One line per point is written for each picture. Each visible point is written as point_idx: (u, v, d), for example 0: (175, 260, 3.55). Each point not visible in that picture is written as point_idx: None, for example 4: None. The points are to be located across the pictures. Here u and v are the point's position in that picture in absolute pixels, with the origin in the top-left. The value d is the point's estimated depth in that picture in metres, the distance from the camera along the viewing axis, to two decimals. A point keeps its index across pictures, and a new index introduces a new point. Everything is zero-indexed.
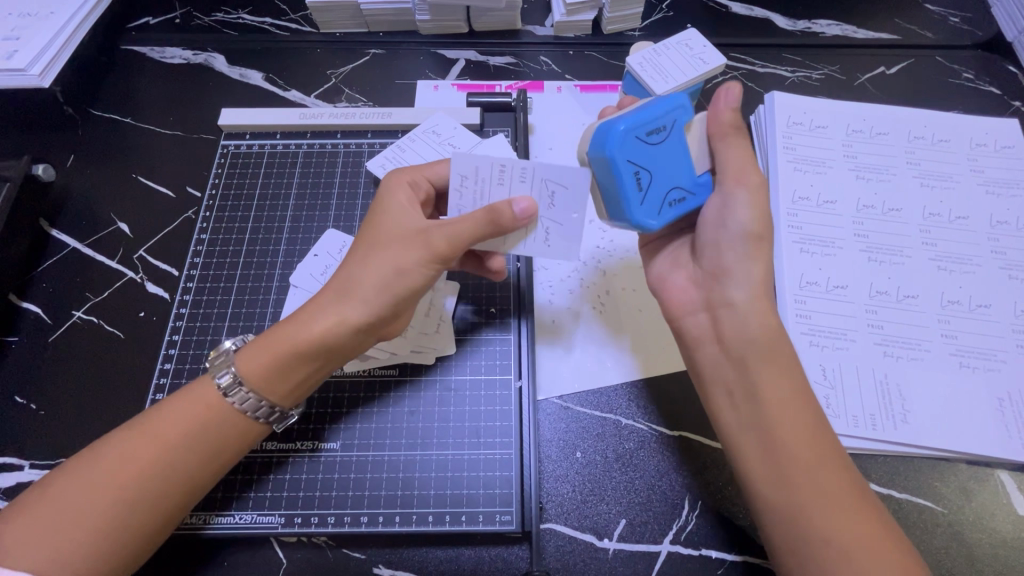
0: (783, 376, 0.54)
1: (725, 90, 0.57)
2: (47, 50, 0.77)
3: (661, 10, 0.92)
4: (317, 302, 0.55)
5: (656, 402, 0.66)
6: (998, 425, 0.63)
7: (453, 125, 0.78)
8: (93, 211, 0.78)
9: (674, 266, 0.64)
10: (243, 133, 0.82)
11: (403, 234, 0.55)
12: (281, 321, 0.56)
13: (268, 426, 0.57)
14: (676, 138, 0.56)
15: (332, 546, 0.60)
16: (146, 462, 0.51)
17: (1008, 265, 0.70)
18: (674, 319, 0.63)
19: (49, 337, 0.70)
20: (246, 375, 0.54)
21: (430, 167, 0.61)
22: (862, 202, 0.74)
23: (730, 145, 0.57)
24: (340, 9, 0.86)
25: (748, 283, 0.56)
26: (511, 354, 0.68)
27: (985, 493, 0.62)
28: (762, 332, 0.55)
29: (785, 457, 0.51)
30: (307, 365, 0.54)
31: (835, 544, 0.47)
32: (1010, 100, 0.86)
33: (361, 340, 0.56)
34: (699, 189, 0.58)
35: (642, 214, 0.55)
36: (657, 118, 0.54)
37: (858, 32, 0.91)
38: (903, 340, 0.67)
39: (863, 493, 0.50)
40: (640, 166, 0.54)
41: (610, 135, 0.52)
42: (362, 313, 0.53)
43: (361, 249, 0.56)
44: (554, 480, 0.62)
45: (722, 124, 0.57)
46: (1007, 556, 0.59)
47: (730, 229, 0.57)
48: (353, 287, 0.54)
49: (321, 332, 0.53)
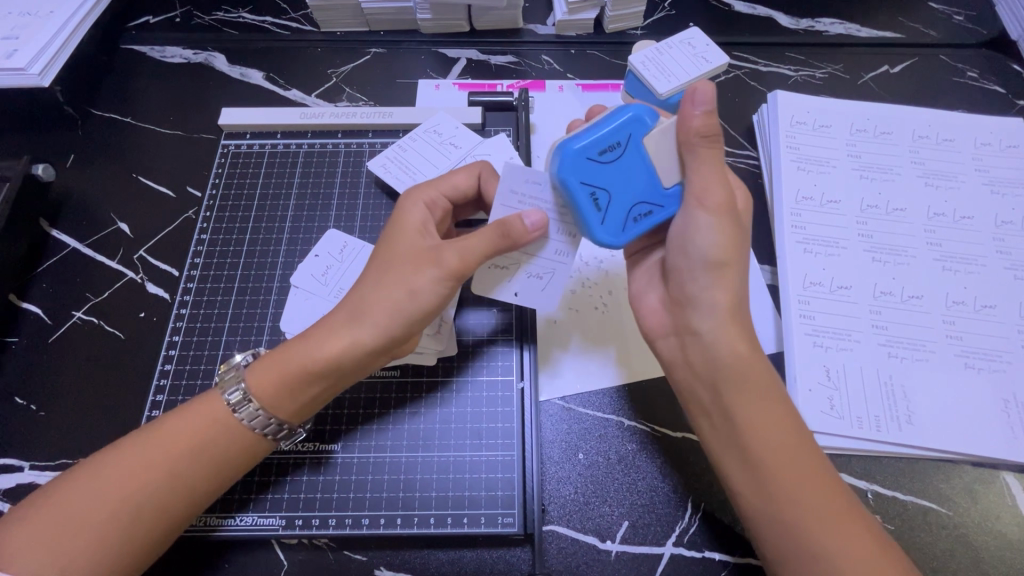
0: (756, 401, 0.53)
1: (694, 93, 0.51)
2: (46, 50, 0.76)
3: (664, 8, 0.91)
4: (326, 323, 0.55)
5: (658, 403, 0.65)
6: (1003, 426, 0.62)
7: (454, 125, 0.78)
8: (93, 211, 0.77)
9: (649, 284, 0.64)
10: (243, 133, 0.81)
11: (416, 251, 0.55)
12: (293, 338, 0.56)
13: (275, 442, 0.56)
14: (634, 152, 0.53)
15: (333, 547, 0.60)
16: (152, 474, 0.51)
17: (1013, 265, 0.70)
18: (650, 340, 0.62)
19: (49, 337, 0.70)
20: (257, 396, 0.53)
21: (444, 180, 0.61)
22: (866, 202, 0.74)
23: (699, 155, 0.52)
24: (340, 8, 0.86)
25: (713, 311, 0.54)
26: (513, 356, 0.68)
27: (990, 495, 0.62)
28: (732, 359, 0.53)
29: (766, 481, 0.50)
30: (311, 388, 0.54)
31: (825, 562, 0.47)
32: (1014, 99, 0.85)
33: (371, 363, 0.55)
34: (666, 202, 0.55)
35: (602, 234, 0.54)
36: (606, 137, 0.52)
37: (861, 31, 0.90)
38: (907, 341, 0.67)
39: (852, 511, 0.49)
40: (595, 186, 0.53)
41: (560, 157, 0.52)
42: (368, 336, 0.53)
43: (376, 267, 0.56)
44: (557, 482, 0.62)
45: (690, 133, 0.52)
46: (1012, 558, 0.59)
47: (694, 255, 0.55)
48: (364, 306, 0.53)
49: (328, 354, 0.53)
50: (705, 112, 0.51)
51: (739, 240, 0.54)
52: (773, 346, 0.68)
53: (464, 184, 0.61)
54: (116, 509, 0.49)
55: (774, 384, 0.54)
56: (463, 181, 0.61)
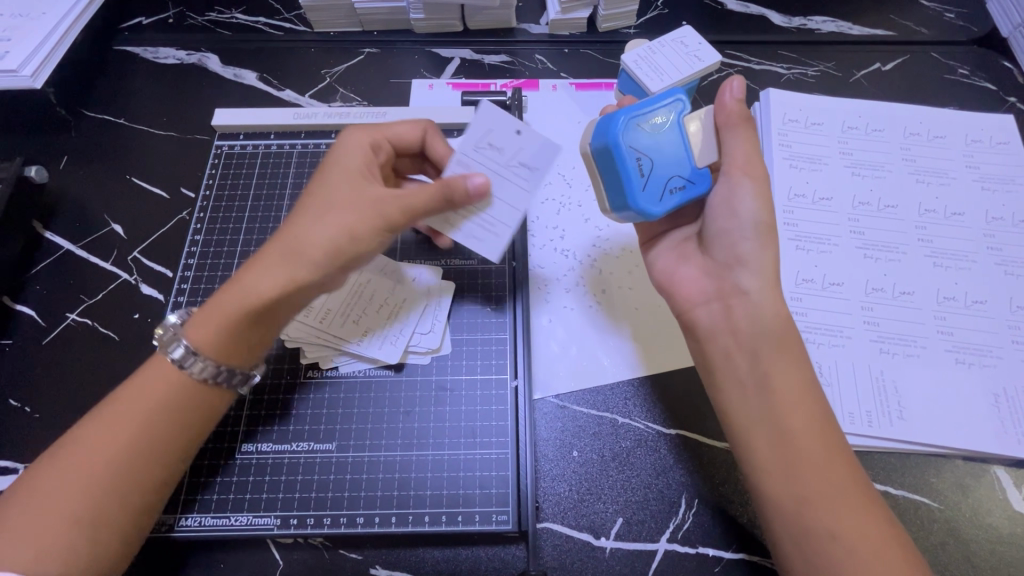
0: (792, 370, 0.54)
1: (729, 85, 0.56)
2: (39, 52, 0.76)
3: (657, 6, 0.92)
4: (255, 264, 0.53)
5: (652, 398, 0.66)
6: (993, 421, 0.63)
7: (514, 130, 0.57)
8: (88, 213, 0.78)
9: (681, 260, 0.64)
10: (237, 133, 0.81)
11: (355, 195, 0.54)
12: (223, 288, 0.54)
13: (234, 390, 0.57)
14: (676, 129, 0.57)
15: (329, 546, 0.60)
16: (122, 440, 0.51)
17: (1003, 261, 0.71)
18: (686, 311, 0.62)
19: (45, 338, 0.70)
20: (194, 343, 0.53)
21: (387, 127, 0.63)
22: (858, 199, 0.74)
23: (742, 132, 0.57)
24: (334, 8, 0.86)
25: (761, 272, 0.56)
26: (507, 354, 0.68)
27: (981, 489, 0.62)
28: (775, 323, 0.55)
29: (793, 452, 0.51)
30: (251, 327, 0.53)
31: (840, 540, 0.48)
32: (1005, 96, 0.86)
33: (303, 300, 0.55)
34: (700, 179, 0.57)
35: (644, 199, 0.55)
36: (652, 110, 0.56)
37: (854, 28, 0.91)
38: (899, 337, 0.67)
39: (870, 495, 0.50)
40: (641, 153, 0.55)
41: (611, 123, 0.55)
42: (305, 274, 0.52)
43: (312, 206, 0.54)
44: (551, 479, 0.62)
45: (732, 112, 0.56)
46: (1002, 551, 0.59)
47: (741, 220, 0.57)
48: (258, 263, 0.53)
49: (263, 288, 0.52)
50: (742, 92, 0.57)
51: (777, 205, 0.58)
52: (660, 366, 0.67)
53: (409, 133, 0.64)
54: (86, 487, 0.49)
55: (805, 357, 0.55)
56: (409, 131, 0.64)
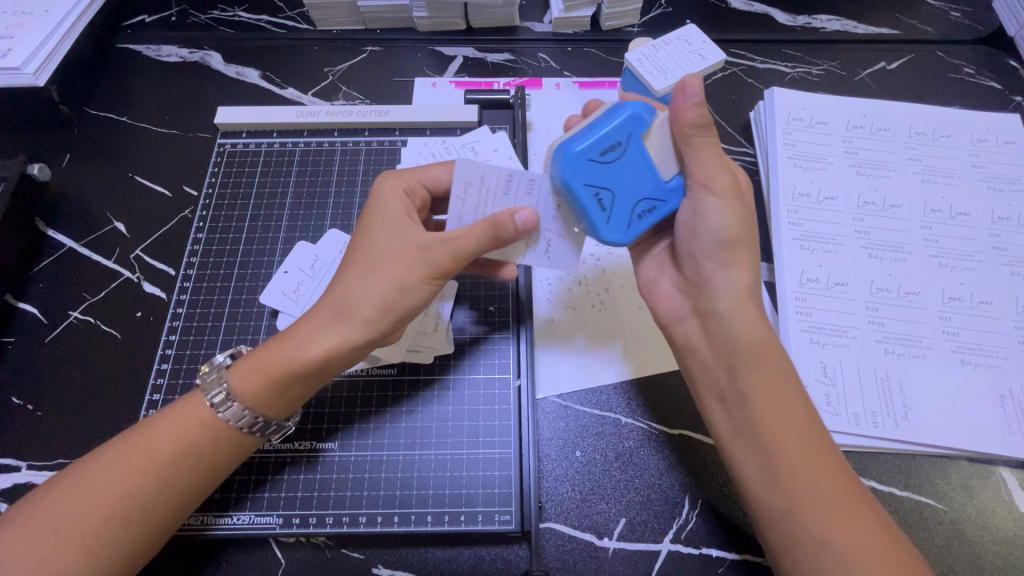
0: (773, 382, 0.54)
1: (682, 87, 0.52)
2: (42, 49, 0.76)
3: (661, 5, 0.91)
4: (306, 323, 0.53)
5: (656, 399, 0.65)
6: (999, 422, 0.62)
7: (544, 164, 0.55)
8: (90, 211, 0.77)
9: (660, 272, 0.64)
10: (240, 132, 0.81)
11: (399, 248, 0.54)
12: (270, 341, 0.55)
13: (264, 438, 0.56)
14: (635, 148, 0.53)
15: (331, 545, 0.60)
16: (145, 499, 0.50)
17: (1009, 261, 0.70)
18: (664, 326, 0.63)
19: (48, 336, 0.70)
20: (239, 398, 0.53)
21: (424, 172, 0.60)
22: (862, 198, 0.74)
23: (697, 147, 0.53)
24: (336, 6, 0.86)
25: (729, 291, 0.56)
26: (510, 354, 0.67)
27: (986, 491, 0.62)
28: (749, 340, 0.55)
29: (778, 463, 0.51)
30: (301, 385, 0.53)
31: (832, 546, 0.48)
32: (1011, 95, 0.85)
33: (358, 356, 0.55)
34: (669, 195, 0.55)
35: (610, 233, 0.53)
36: (605, 137, 0.51)
37: (859, 27, 0.90)
38: (903, 337, 0.67)
39: (865, 503, 0.50)
40: (599, 187, 0.52)
41: (564, 159, 0.51)
42: (357, 332, 0.52)
43: (356, 263, 0.54)
44: (553, 480, 0.62)
45: (684, 126, 0.53)
46: (1008, 553, 0.59)
47: (706, 237, 0.56)
48: (310, 324, 0.53)
49: (316, 350, 0.52)
50: (697, 103, 0.52)
51: (747, 219, 0.56)
52: (664, 366, 0.67)
53: (446, 176, 0.60)
54: (97, 523, 0.49)
55: (788, 368, 0.55)
56: (445, 174, 0.60)
